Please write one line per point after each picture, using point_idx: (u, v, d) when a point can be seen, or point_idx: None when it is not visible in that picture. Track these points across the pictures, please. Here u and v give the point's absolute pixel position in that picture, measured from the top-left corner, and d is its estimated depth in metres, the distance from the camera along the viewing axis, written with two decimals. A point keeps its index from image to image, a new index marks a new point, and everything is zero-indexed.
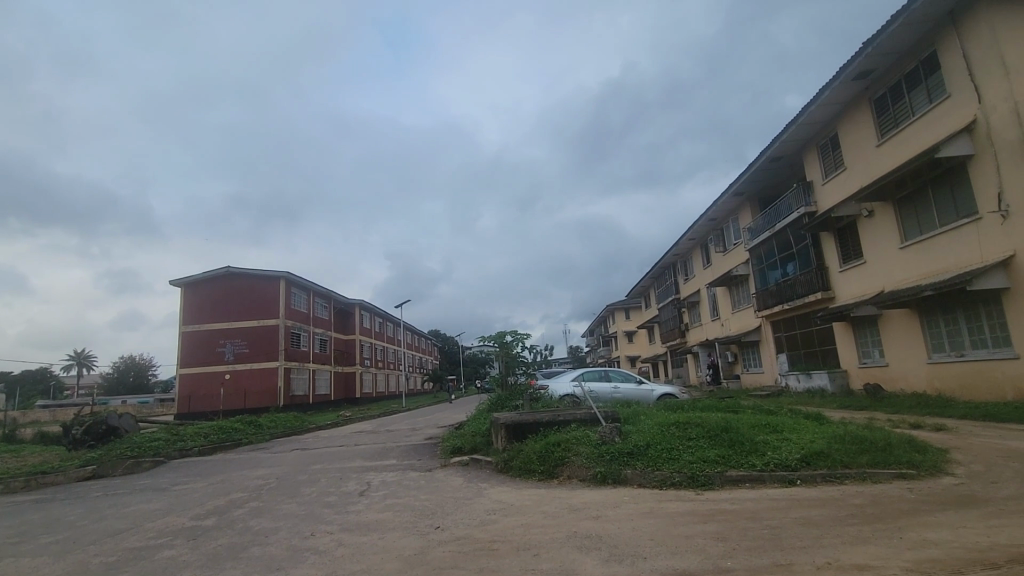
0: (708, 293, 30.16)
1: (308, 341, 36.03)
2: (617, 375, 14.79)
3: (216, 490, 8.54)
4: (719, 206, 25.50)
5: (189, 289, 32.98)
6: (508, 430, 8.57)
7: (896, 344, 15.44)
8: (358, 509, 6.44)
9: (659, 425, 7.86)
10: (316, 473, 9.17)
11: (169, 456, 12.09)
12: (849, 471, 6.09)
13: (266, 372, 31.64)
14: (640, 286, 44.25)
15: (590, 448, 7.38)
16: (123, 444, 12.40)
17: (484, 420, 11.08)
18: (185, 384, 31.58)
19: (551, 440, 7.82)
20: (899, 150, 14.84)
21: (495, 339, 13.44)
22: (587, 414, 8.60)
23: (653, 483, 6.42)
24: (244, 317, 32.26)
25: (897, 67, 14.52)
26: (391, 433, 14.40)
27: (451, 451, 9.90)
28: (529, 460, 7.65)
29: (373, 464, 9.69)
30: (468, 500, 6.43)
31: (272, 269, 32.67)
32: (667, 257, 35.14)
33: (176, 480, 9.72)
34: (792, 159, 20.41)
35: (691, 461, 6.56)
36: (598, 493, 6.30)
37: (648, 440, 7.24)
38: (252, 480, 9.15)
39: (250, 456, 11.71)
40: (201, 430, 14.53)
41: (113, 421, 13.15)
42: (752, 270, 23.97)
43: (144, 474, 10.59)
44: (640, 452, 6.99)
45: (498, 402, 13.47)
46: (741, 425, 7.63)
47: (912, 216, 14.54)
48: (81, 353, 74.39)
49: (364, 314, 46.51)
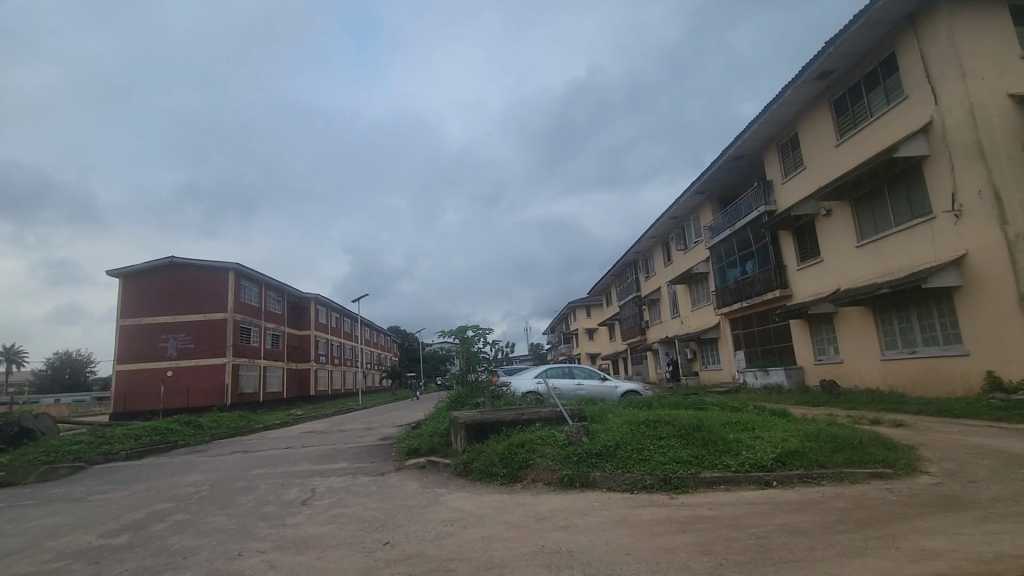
0: (669, 291, 30.43)
1: (259, 336, 34.28)
2: (580, 372, 14.45)
3: (139, 500, 7.55)
4: (680, 204, 25.61)
5: (127, 280, 30.73)
6: (468, 430, 7.98)
7: (850, 341, 15.72)
8: (299, 522, 5.72)
9: (628, 424, 7.46)
10: (256, 480, 8.32)
11: (90, 461, 10.84)
12: (826, 471, 5.85)
13: (212, 369, 29.82)
14: (602, 283, 44.42)
15: (556, 449, 6.89)
16: (37, 449, 11.04)
17: (443, 419, 10.45)
18: (121, 381, 29.36)
19: (514, 441, 7.28)
20: (856, 150, 15.07)
21: (456, 334, 12.84)
22: (552, 413, 8.11)
23: (623, 486, 5.99)
24: (189, 310, 30.29)
25: (857, 68, 14.72)
26: (344, 433, 13.54)
27: (406, 453, 9.23)
28: (491, 462, 7.09)
29: (320, 468, 8.91)
30: (423, 508, 5.82)
31: (221, 260, 30.82)
32: (629, 255, 35.31)
33: (94, 489, 8.62)
34: (752, 159, 20.60)
35: (663, 462, 6.17)
36: (565, 498, 5.82)
37: (616, 439, 6.82)
38: (182, 487, 8.20)
39: (184, 460, 10.64)
40: (132, 431, 13.26)
41: (26, 423, 11.70)
42: (712, 268, 24.16)
43: (58, 482, 9.42)
44: (609, 453, 6.55)
45: (458, 400, 12.86)
46: (711, 422, 7.33)
47: (869, 215, 14.80)
48: (7, 348, 68.80)
49: (320, 309, 44.81)
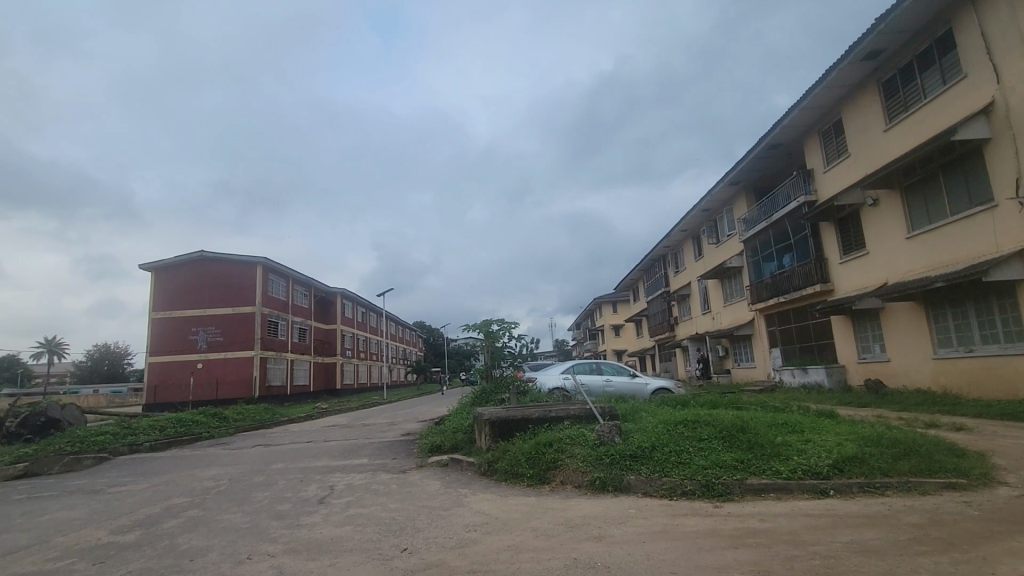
0: (699, 286, 29.51)
1: (286, 330, 34.65)
2: (609, 368, 13.92)
3: (156, 493, 7.42)
4: (713, 196, 24.69)
5: (159, 273, 31.33)
6: (493, 427, 7.58)
7: (898, 338, 14.78)
8: (314, 522, 5.40)
9: (664, 423, 6.95)
10: (275, 475, 8.10)
11: (115, 452, 10.89)
12: (890, 480, 5.24)
13: (240, 361, 30.25)
14: (629, 279, 43.54)
15: (586, 449, 6.44)
16: (63, 439, 11.15)
17: (467, 415, 10.09)
18: (154, 373, 30.03)
19: (542, 439, 6.85)
20: (907, 135, 14.08)
21: (480, 328, 12.48)
22: (582, 411, 7.63)
23: (660, 492, 5.50)
24: (218, 304, 30.77)
25: (909, 46, 13.72)
26: (366, 428, 13.33)
27: (429, 450, 8.89)
28: (517, 462, 6.67)
29: (340, 463, 8.65)
30: (445, 511, 5.45)
31: (249, 255, 31.18)
32: (657, 249, 34.41)
33: (115, 481, 8.57)
34: (791, 147, 19.62)
35: (705, 467, 5.65)
36: (597, 503, 5.36)
37: (652, 440, 6.31)
38: (201, 481, 8.05)
39: (206, 452, 10.57)
40: (157, 423, 13.32)
41: (54, 413, 11.84)
42: (746, 262, 23.21)
43: (82, 473, 9.42)
44: (644, 455, 6.06)
45: (482, 395, 12.52)
46: (756, 423, 6.74)
47: (921, 204, 13.82)
48: (51, 340, 71.82)
49: (346, 303, 45.15)
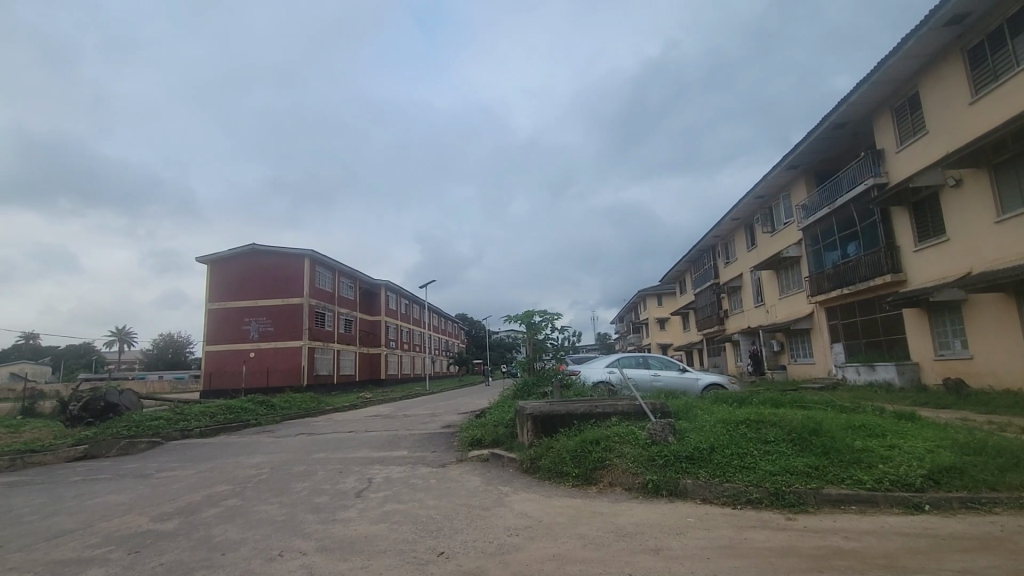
0: (752, 277, 28.07)
1: (333, 321, 35.48)
2: (657, 362, 13.27)
3: (201, 480, 7.45)
4: (769, 181, 23.28)
5: (214, 265, 32.60)
6: (536, 422, 7.16)
7: (983, 333, 13.39)
8: (350, 516, 5.17)
9: (723, 422, 6.35)
10: (316, 465, 8.01)
11: (168, 436, 11.20)
12: (999, 496, 4.51)
13: (290, 351, 31.15)
14: (676, 270, 42.12)
15: (636, 449, 5.94)
16: (120, 423, 11.58)
17: (509, 408, 9.74)
18: (210, 361, 31.36)
19: (588, 437, 6.39)
20: (997, 108, 12.65)
21: (522, 319, 12.11)
22: (631, 407, 7.11)
23: (722, 499, 4.96)
24: (269, 295, 31.78)
25: (1001, 8, 12.26)
26: (407, 419, 13.24)
27: (469, 444, 8.60)
28: (561, 460, 6.24)
29: (380, 455, 8.49)
30: (485, 511, 5.09)
31: (297, 247, 31.97)
32: (707, 240, 32.99)
33: (165, 466, 8.74)
34: (858, 126, 18.15)
35: (773, 473, 5.06)
36: (649, 510, 4.88)
37: (711, 441, 5.75)
38: (244, 469, 8.06)
39: (251, 440, 10.69)
40: (208, 409, 13.70)
41: (112, 398, 12.32)
42: (806, 252, 21.78)
43: (136, 457, 9.71)
44: (702, 456, 5.51)
45: (524, 388, 12.16)
46: (829, 425, 6.06)
47: (1013, 185, 12.40)
48: (121, 330, 76.89)
49: (389, 295, 45.86)
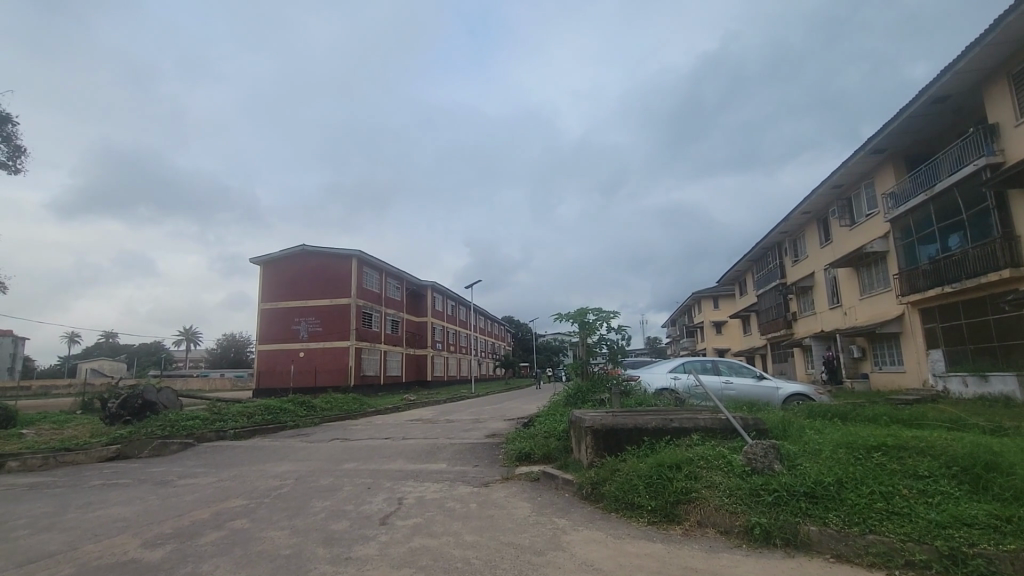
0: (827, 276, 25.52)
1: (380, 322, 35.33)
2: (728, 368, 11.69)
3: (216, 491, 6.66)
4: (849, 168, 20.91)
5: (266, 266, 33.10)
6: (597, 438, 5.88)
7: None
8: (369, 556, 4.10)
9: (846, 446, 4.86)
10: (344, 477, 7.08)
11: (201, 438, 10.69)
12: None
13: (338, 351, 31.13)
14: (736, 270, 39.49)
15: (731, 479, 4.60)
16: (156, 422, 11.19)
17: (561, 418, 8.52)
18: (262, 360, 31.76)
19: (665, 460, 5.08)
20: None
21: (575, 318, 10.88)
22: (716, 422, 5.75)
23: (868, 559, 3.55)
24: (318, 294, 31.93)
25: None
26: (449, 425, 12.23)
27: (516, 459, 7.42)
28: (632, 488, 4.96)
29: (416, 467, 7.49)
30: (537, 557, 3.90)
31: (345, 248, 31.97)
32: (772, 236, 30.48)
33: (188, 472, 8.09)
34: (963, 98, 15.76)
35: (940, 522, 3.60)
36: (763, 569, 3.55)
37: (836, 474, 4.32)
38: (267, 479, 7.24)
39: (282, 444, 9.96)
40: (247, 409, 13.24)
41: (150, 396, 12.00)
42: (895, 246, 19.31)
43: (164, 460, 9.14)
44: (826, 493, 4.12)
45: (577, 395, 10.88)
46: (1003, 453, 4.48)
47: None
48: (188, 330, 81.15)
49: (436, 297, 45.60)
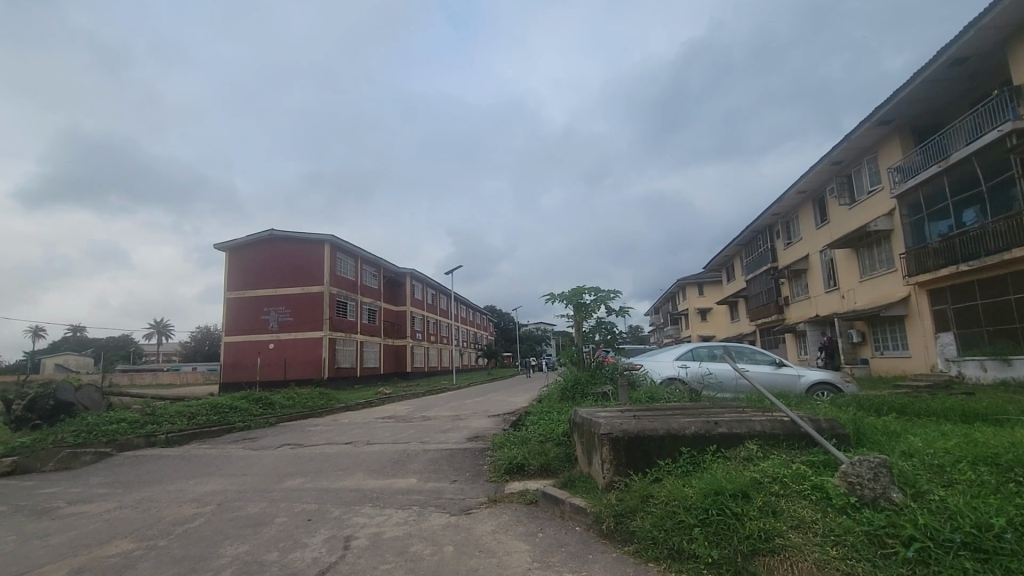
0: (823, 259, 24.43)
1: (355, 311, 33.39)
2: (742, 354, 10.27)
3: (101, 528, 4.90)
4: (853, 142, 19.65)
5: (232, 253, 30.75)
6: (616, 449, 4.31)
7: None
8: None
9: (985, 465, 3.37)
10: (281, 502, 5.39)
11: (124, 446, 8.86)
12: None
13: (309, 342, 29.16)
14: (724, 255, 38.48)
15: (830, 517, 3.10)
16: (71, 428, 9.36)
17: (558, 418, 6.97)
18: (227, 352, 29.64)
19: (723, 485, 3.55)
20: None
21: (569, 299, 9.31)
22: (778, 425, 4.27)
23: None
24: (287, 282, 29.83)
25: None
26: (424, 424, 10.58)
27: (505, 471, 5.82)
28: (678, 526, 3.43)
29: (377, 485, 5.85)
30: None
31: (317, 232, 29.81)
32: (764, 218, 29.37)
33: (85, 495, 6.29)
34: (984, 58, 14.53)
35: None
36: None
37: (1004, 512, 2.82)
38: (181, 506, 5.50)
39: (220, 453, 8.20)
40: (189, 408, 11.41)
41: (65, 396, 10.13)
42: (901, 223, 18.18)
43: (65, 477, 7.32)
44: (1002, 547, 2.62)
45: (573, 388, 9.31)
46: None
47: None
48: (160, 323, 77.56)
49: (415, 285, 43.70)
